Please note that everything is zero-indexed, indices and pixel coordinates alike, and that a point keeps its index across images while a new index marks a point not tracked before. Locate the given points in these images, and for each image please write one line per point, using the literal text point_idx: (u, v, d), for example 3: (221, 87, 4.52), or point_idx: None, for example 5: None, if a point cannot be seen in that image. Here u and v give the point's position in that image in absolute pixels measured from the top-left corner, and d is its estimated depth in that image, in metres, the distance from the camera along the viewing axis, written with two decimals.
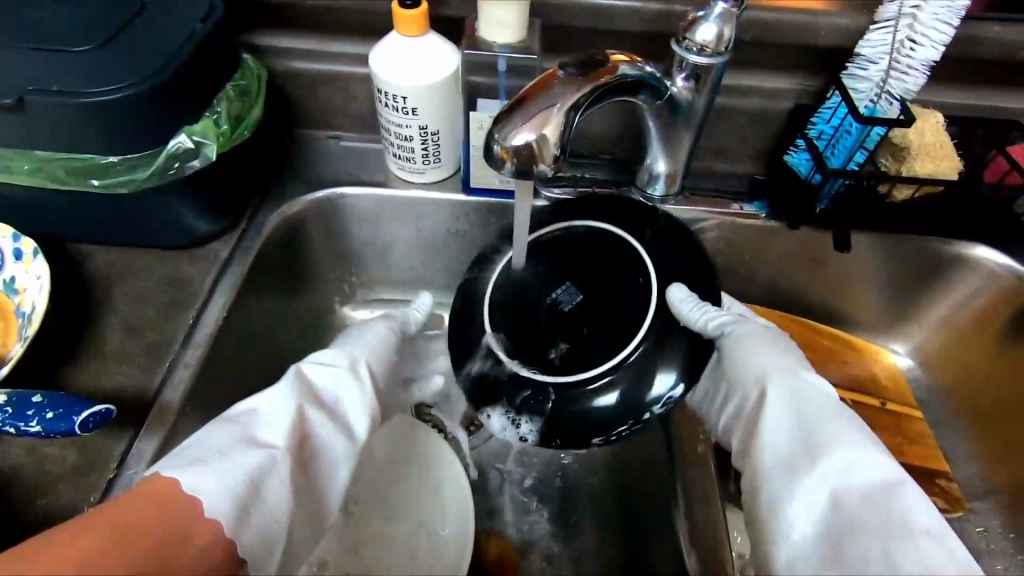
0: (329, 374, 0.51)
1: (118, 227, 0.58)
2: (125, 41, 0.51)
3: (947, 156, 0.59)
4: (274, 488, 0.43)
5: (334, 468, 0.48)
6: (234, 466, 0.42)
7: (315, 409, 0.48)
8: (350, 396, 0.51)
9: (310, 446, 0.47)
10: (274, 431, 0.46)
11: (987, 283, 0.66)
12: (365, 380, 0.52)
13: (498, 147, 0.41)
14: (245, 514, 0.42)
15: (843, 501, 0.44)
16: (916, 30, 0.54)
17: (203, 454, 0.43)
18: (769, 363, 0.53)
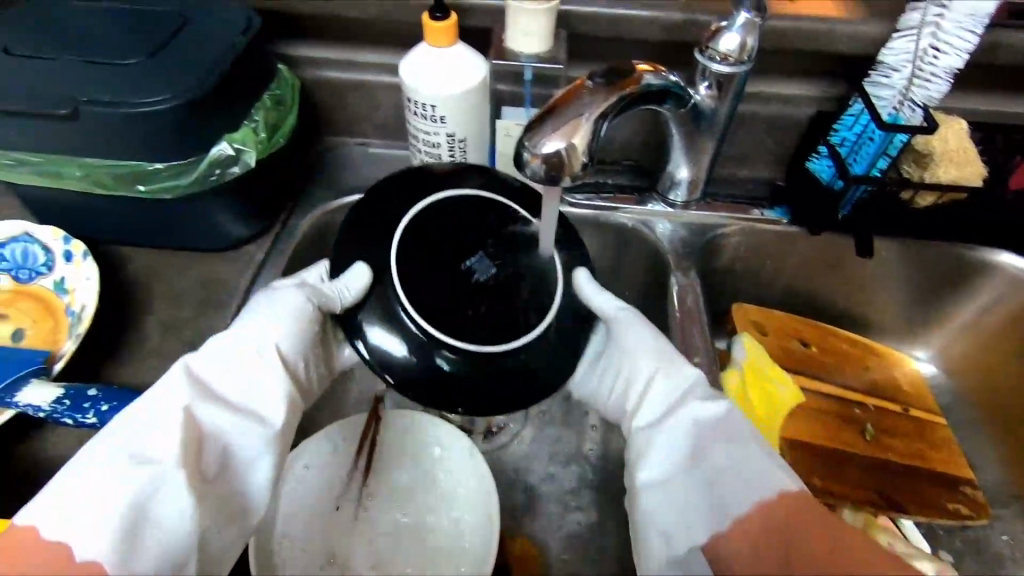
0: (222, 359, 0.47)
1: (159, 230, 0.60)
2: (171, 53, 0.53)
3: (972, 161, 0.60)
4: (168, 506, 0.39)
5: (247, 465, 0.44)
6: (109, 501, 0.38)
7: (208, 402, 0.44)
8: (252, 384, 0.46)
9: (206, 447, 0.43)
10: (157, 434, 0.41)
11: (1011, 289, 0.66)
12: (277, 364, 0.47)
13: (527, 154, 0.42)
14: (138, 532, 0.38)
15: (695, 448, 0.46)
16: (938, 38, 0.54)
17: (72, 498, 0.37)
18: (640, 345, 0.52)
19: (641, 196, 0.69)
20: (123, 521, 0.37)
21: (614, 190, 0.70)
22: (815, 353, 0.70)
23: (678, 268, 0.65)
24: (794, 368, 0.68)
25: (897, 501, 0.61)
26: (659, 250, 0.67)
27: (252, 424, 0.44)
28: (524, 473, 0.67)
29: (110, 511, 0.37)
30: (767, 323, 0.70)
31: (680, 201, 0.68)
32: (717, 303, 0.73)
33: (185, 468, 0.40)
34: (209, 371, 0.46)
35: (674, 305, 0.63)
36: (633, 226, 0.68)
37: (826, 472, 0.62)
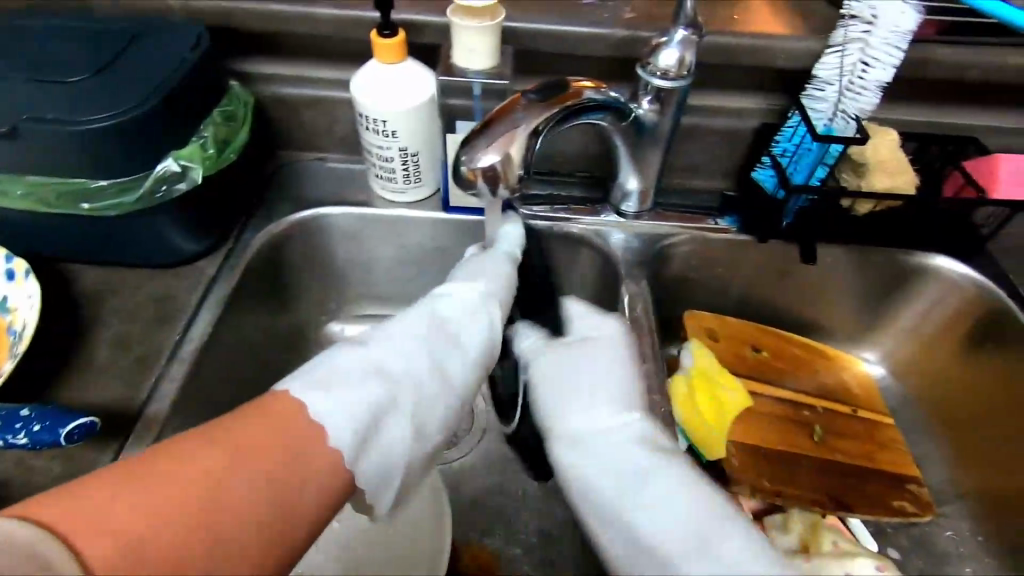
0: (434, 312, 0.53)
1: (108, 247, 0.60)
2: (115, 71, 0.54)
3: (903, 172, 0.62)
4: (395, 427, 0.44)
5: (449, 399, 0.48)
6: (360, 399, 0.43)
7: (434, 344, 0.50)
8: (443, 333, 0.52)
9: (439, 374, 0.49)
10: (411, 364, 0.48)
11: (949, 293, 0.69)
12: (470, 315, 0.54)
13: (464, 168, 0.43)
14: (364, 445, 0.42)
15: (664, 503, 0.44)
16: (867, 53, 0.57)
17: (326, 387, 0.43)
18: (592, 379, 0.55)
19: (594, 206, 0.71)
20: (370, 426, 0.43)
21: (569, 201, 0.71)
22: (766, 359, 0.72)
23: (630, 277, 0.67)
24: (746, 373, 0.70)
25: (845, 501, 0.62)
26: (612, 259, 0.68)
27: (461, 355, 0.51)
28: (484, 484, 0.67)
29: (359, 409, 0.42)
30: (719, 329, 0.71)
31: (632, 211, 0.70)
32: (672, 310, 0.75)
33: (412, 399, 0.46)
34: (442, 324, 0.52)
35: (625, 311, 0.64)
36: (585, 236, 0.69)
37: (776, 474, 0.63)
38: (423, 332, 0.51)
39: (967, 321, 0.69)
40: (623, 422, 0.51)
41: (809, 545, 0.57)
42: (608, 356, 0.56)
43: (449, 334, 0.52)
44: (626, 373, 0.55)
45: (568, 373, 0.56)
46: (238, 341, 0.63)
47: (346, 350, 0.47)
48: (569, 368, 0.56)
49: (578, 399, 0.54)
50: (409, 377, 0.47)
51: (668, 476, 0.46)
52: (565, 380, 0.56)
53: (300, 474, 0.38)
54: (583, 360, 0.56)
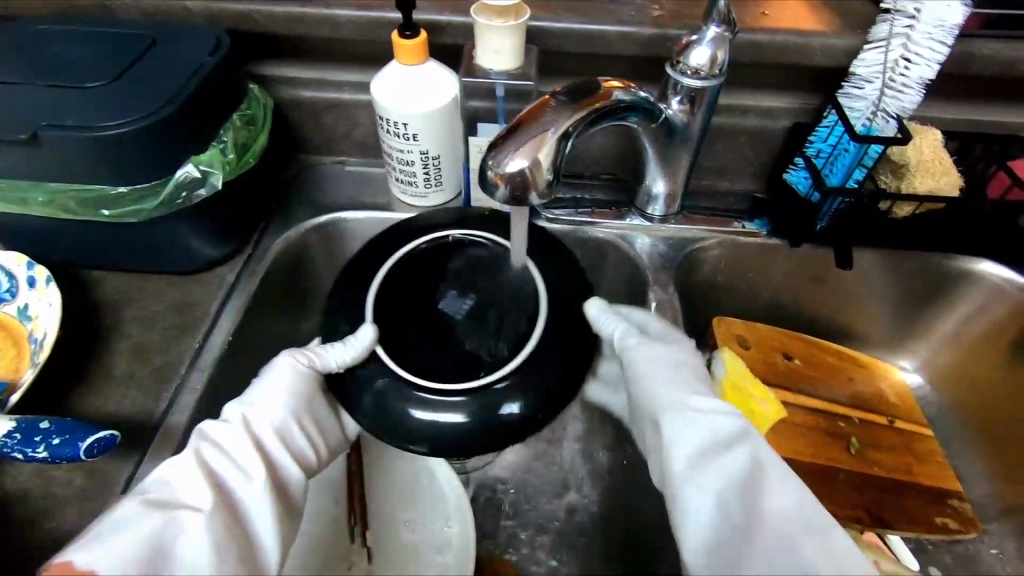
0: (244, 401, 0.49)
1: (127, 254, 0.59)
2: (133, 77, 0.53)
3: (947, 172, 0.59)
4: (190, 549, 0.41)
5: (213, 513, 0.43)
6: (129, 550, 0.39)
7: (247, 448, 0.46)
8: (235, 446, 0.46)
9: (248, 519, 0.45)
10: (187, 497, 0.43)
11: (993, 299, 0.66)
12: (284, 384, 0.49)
13: (492, 173, 0.42)
14: None
15: (729, 501, 0.45)
16: (910, 49, 0.54)
17: (107, 534, 0.39)
18: (676, 375, 0.51)
19: (620, 211, 0.69)
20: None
21: (593, 204, 0.69)
22: (798, 366, 0.69)
23: (658, 284, 0.65)
24: (779, 383, 0.67)
25: (885, 516, 0.60)
26: (638, 266, 0.67)
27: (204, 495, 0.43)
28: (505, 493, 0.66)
29: (133, 550, 0.39)
30: (748, 336, 0.69)
31: (658, 215, 0.68)
32: (699, 317, 0.73)
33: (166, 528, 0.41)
34: (243, 435, 0.46)
35: None
36: (609, 240, 0.68)
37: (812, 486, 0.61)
38: (228, 435, 0.47)
39: (1013, 329, 0.65)
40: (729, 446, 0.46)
41: None
42: (685, 372, 0.52)
43: (259, 456, 0.47)
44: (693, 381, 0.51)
45: (690, 437, 0.47)
46: (257, 348, 0.62)
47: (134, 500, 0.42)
48: (660, 367, 0.52)
49: (681, 429, 0.48)
50: (262, 485, 0.45)
51: (728, 460, 0.46)
52: (653, 386, 0.51)
53: None
54: (664, 350, 0.53)
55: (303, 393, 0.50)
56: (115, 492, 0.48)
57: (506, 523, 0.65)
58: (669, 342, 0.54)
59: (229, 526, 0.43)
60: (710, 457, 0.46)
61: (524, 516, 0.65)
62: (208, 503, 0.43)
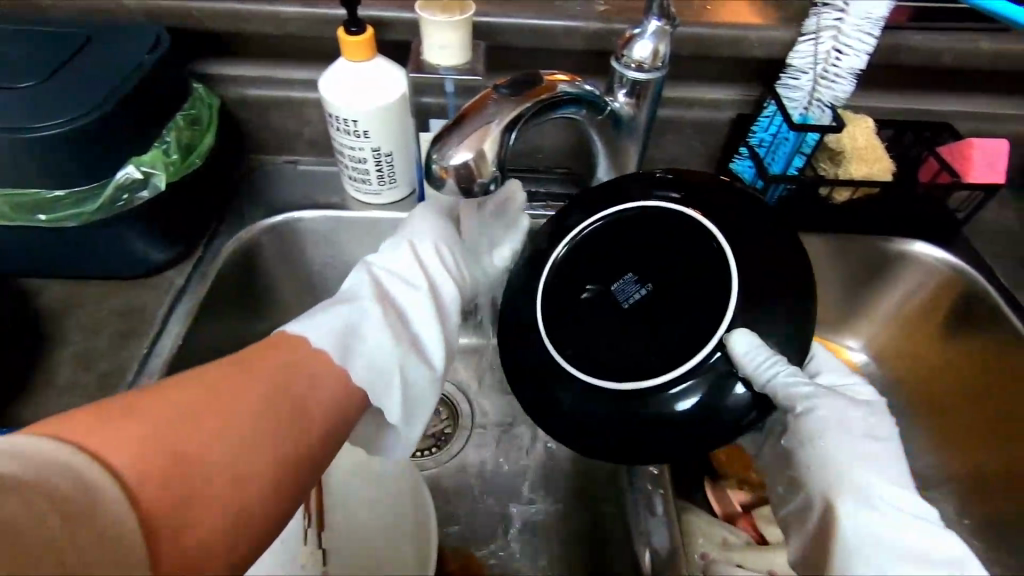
0: (422, 232, 0.59)
1: (67, 259, 0.57)
2: (66, 76, 0.51)
3: (879, 158, 0.62)
4: (371, 331, 0.49)
5: (383, 308, 0.51)
6: (333, 324, 0.47)
7: (426, 263, 0.57)
8: (404, 264, 0.56)
9: (412, 319, 0.53)
10: (371, 294, 0.52)
11: (928, 277, 0.69)
12: (426, 214, 0.60)
13: (437, 166, 0.43)
14: (351, 348, 0.47)
15: None
16: (840, 41, 0.57)
17: (316, 315, 0.48)
18: (869, 451, 0.46)
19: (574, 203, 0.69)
20: (387, 369, 0.48)
21: (547, 197, 0.70)
22: None
23: None
24: None
25: None
26: None
27: (369, 303, 0.51)
28: (469, 487, 0.67)
29: (342, 324, 0.48)
30: None
31: None
32: None
33: (370, 313, 0.50)
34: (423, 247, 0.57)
35: None
36: None
37: None
38: (418, 237, 0.58)
39: (946, 305, 0.69)
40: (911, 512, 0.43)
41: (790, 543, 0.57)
42: (881, 449, 0.46)
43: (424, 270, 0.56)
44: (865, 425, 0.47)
45: (872, 521, 0.43)
46: (211, 352, 0.61)
47: (331, 304, 0.50)
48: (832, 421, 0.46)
49: (870, 514, 0.43)
50: (413, 294, 0.54)
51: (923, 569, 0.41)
52: (827, 450, 0.45)
53: (291, 416, 0.41)
54: (838, 401, 0.47)
55: (440, 227, 0.60)
56: None
57: (472, 516, 0.65)
58: (857, 403, 0.49)
59: (402, 331, 0.51)
60: (892, 557, 0.42)
61: (489, 509, 0.65)
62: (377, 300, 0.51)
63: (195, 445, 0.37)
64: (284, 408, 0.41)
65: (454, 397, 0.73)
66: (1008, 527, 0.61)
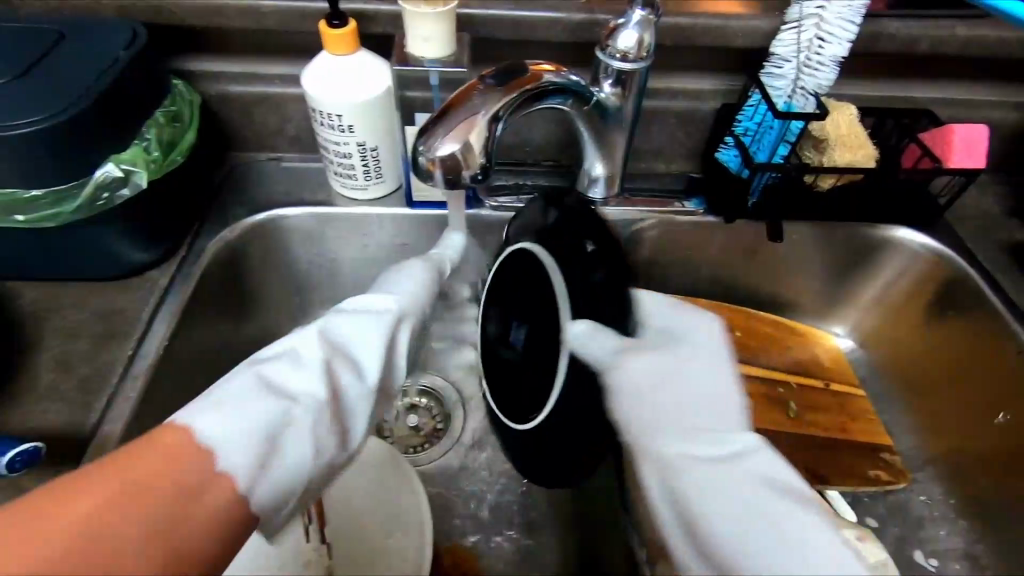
0: (351, 316, 0.48)
1: (46, 261, 0.56)
2: (40, 73, 0.50)
3: (862, 146, 0.63)
4: (300, 440, 0.39)
5: (323, 402, 0.41)
6: (254, 421, 0.38)
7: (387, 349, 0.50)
8: (357, 332, 0.47)
9: (345, 410, 0.43)
10: (308, 382, 0.42)
11: (911, 262, 0.70)
12: (405, 281, 0.54)
13: (424, 159, 0.42)
14: (267, 463, 0.37)
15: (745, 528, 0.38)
16: (823, 28, 0.57)
17: (229, 405, 0.38)
18: (691, 389, 0.46)
19: (562, 195, 0.69)
20: (305, 478, 0.39)
21: (535, 190, 0.70)
22: (738, 338, 0.72)
23: None
24: None
25: (820, 473, 0.63)
26: None
27: (307, 384, 0.42)
28: (462, 482, 0.66)
29: (267, 422, 0.38)
30: None
31: (600, 198, 0.68)
32: None
33: (313, 408, 0.41)
34: (372, 325, 0.48)
35: None
36: None
37: None
38: (359, 315, 0.48)
39: (930, 291, 0.70)
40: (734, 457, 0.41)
41: None
42: (703, 388, 0.47)
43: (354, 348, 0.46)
44: (723, 387, 0.47)
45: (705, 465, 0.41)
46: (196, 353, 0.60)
47: (258, 387, 0.40)
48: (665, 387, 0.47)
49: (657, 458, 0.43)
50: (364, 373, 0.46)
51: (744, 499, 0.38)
52: (661, 406, 0.45)
53: (200, 508, 0.34)
54: (654, 359, 0.47)
55: (415, 298, 0.53)
56: None
57: (466, 511, 0.65)
58: (681, 350, 0.49)
59: (332, 417, 0.42)
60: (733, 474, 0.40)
61: (482, 503, 0.65)
62: (322, 393, 0.42)
63: (89, 536, 0.30)
64: (204, 510, 0.34)
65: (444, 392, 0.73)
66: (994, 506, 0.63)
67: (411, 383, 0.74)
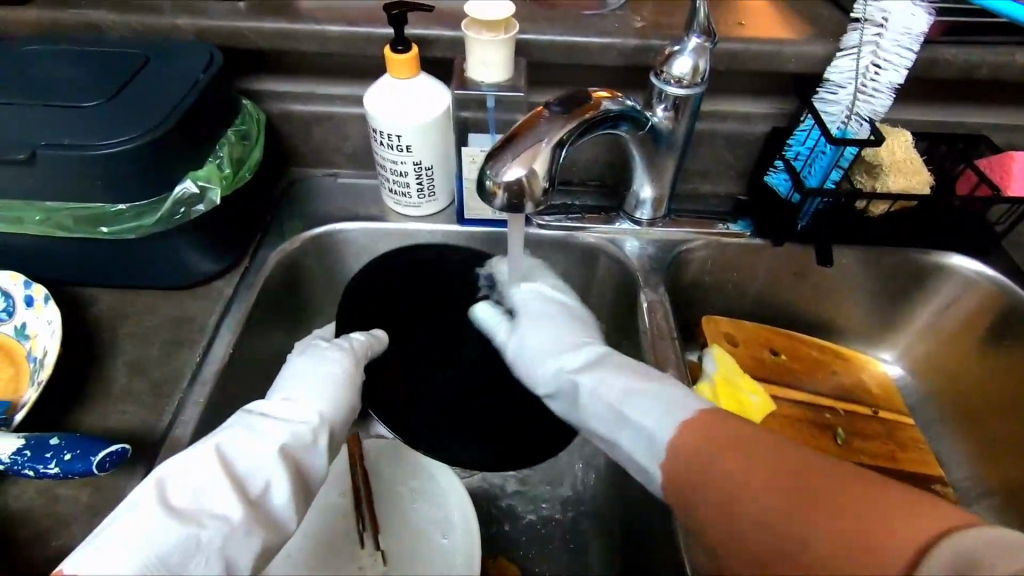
0: (246, 429, 0.46)
1: (124, 270, 0.59)
2: (128, 95, 0.54)
3: (918, 171, 0.62)
4: (203, 566, 0.39)
5: (231, 520, 0.41)
6: (148, 556, 0.37)
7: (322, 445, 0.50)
8: (259, 438, 0.45)
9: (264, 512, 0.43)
10: (206, 510, 0.40)
11: (966, 290, 0.69)
12: (328, 376, 0.52)
13: (490, 182, 0.43)
14: None
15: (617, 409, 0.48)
16: (879, 56, 0.58)
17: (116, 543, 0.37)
18: (551, 330, 0.58)
19: (608, 215, 0.71)
20: None
21: (583, 210, 0.71)
22: (784, 361, 0.71)
23: (648, 285, 0.66)
24: (764, 378, 0.69)
25: None
26: (628, 268, 0.68)
27: (208, 528, 0.40)
28: (505, 495, 0.67)
29: (150, 556, 0.37)
30: (735, 334, 0.71)
31: (646, 218, 0.70)
32: (688, 317, 0.75)
33: (222, 533, 0.40)
34: (262, 444, 0.45)
35: (644, 319, 0.63)
36: (599, 245, 0.70)
37: None
38: (238, 434, 0.45)
39: (984, 319, 0.69)
40: (582, 379, 0.52)
41: None
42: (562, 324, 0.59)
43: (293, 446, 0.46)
44: (572, 334, 0.57)
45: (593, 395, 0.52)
46: (256, 359, 0.63)
47: (159, 521, 0.38)
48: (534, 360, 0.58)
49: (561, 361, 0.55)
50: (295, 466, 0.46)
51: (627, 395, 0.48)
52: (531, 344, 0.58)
53: None
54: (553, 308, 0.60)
55: (341, 393, 0.52)
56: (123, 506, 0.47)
57: (509, 524, 0.66)
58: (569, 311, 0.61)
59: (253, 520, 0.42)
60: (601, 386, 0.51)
61: (525, 517, 0.66)
62: (240, 513, 0.41)
63: None
64: None
65: None
66: None
67: None
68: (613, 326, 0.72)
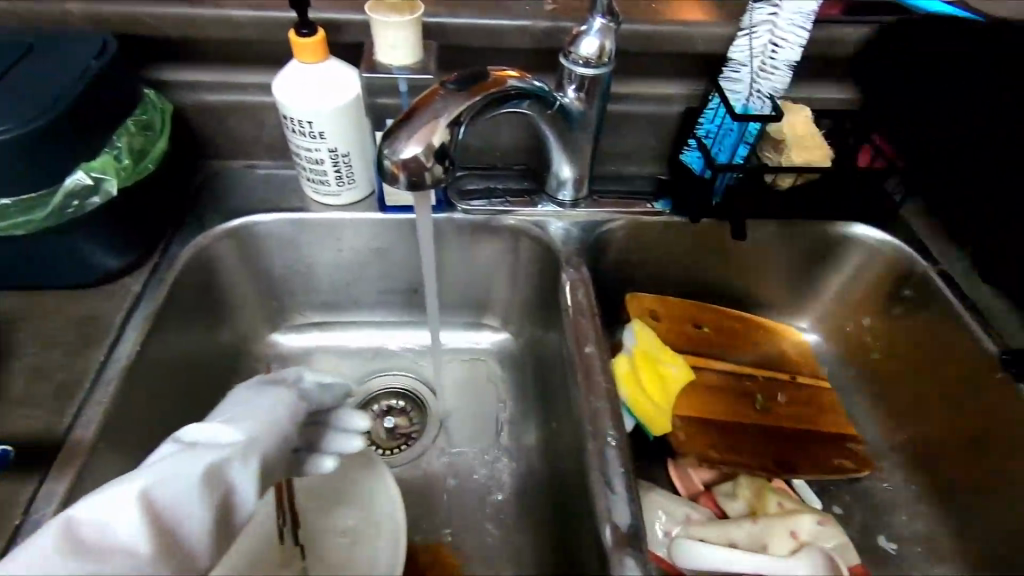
0: (173, 453, 0.41)
1: (17, 268, 0.56)
2: (9, 84, 0.51)
3: (818, 145, 0.65)
4: None
5: (139, 557, 0.35)
6: None
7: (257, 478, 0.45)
8: (184, 462, 0.40)
9: (182, 550, 0.38)
10: (117, 541, 0.36)
11: (872, 258, 0.73)
12: (267, 410, 0.50)
13: (388, 162, 0.44)
14: None
15: None
16: (776, 34, 0.60)
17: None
18: None
19: (532, 197, 0.71)
20: None
21: (507, 194, 0.72)
22: (707, 335, 0.73)
23: (570, 265, 0.66)
24: (685, 351, 0.71)
25: (790, 464, 0.64)
26: (553, 249, 0.69)
27: (122, 562, 0.35)
28: (439, 481, 0.67)
29: None
30: (660, 310, 0.73)
31: (568, 200, 0.71)
32: (614, 295, 0.76)
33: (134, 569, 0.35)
34: (195, 466, 0.41)
35: (566, 298, 0.64)
36: (522, 227, 0.70)
37: (720, 442, 0.64)
38: (178, 457, 0.41)
39: (885, 285, 0.73)
40: None
41: (756, 509, 0.61)
42: None
43: (220, 476, 0.42)
44: None
45: None
46: (170, 356, 0.60)
47: (64, 554, 0.34)
48: None
49: None
50: (221, 504, 0.41)
51: None
52: None
53: None
54: None
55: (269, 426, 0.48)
56: (16, 514, 0.45)
57: (443, 507, 0.65)
58: None
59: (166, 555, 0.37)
60: None
61: (460, 499, 0.66)
62: (149, 547, 0.36)
63: None
64: None
65: (421, 393, 0.74)
66: (950, 490, 0.65)
67: (389, 383, 0.75)
68: (540, 305, 0.73)
